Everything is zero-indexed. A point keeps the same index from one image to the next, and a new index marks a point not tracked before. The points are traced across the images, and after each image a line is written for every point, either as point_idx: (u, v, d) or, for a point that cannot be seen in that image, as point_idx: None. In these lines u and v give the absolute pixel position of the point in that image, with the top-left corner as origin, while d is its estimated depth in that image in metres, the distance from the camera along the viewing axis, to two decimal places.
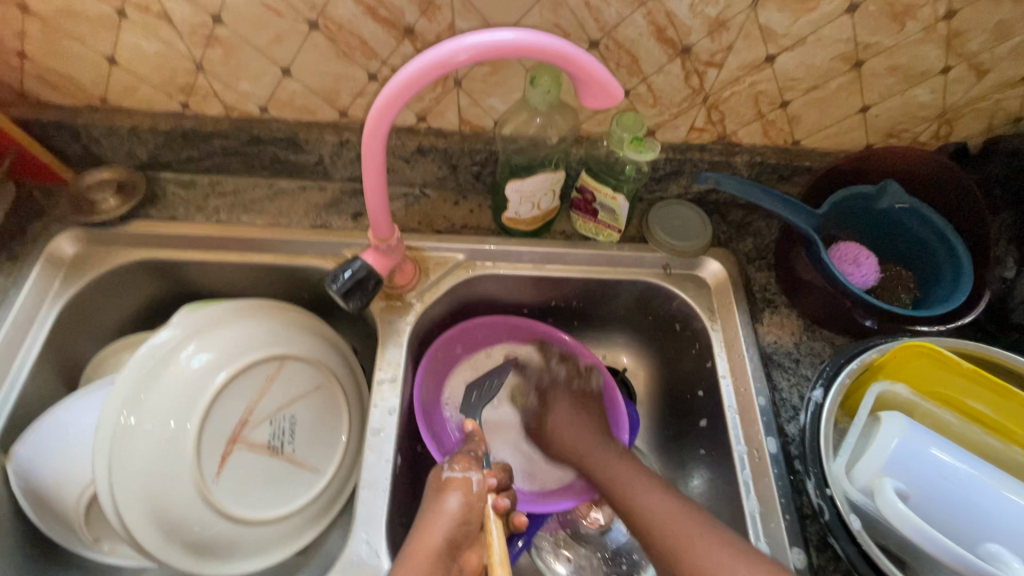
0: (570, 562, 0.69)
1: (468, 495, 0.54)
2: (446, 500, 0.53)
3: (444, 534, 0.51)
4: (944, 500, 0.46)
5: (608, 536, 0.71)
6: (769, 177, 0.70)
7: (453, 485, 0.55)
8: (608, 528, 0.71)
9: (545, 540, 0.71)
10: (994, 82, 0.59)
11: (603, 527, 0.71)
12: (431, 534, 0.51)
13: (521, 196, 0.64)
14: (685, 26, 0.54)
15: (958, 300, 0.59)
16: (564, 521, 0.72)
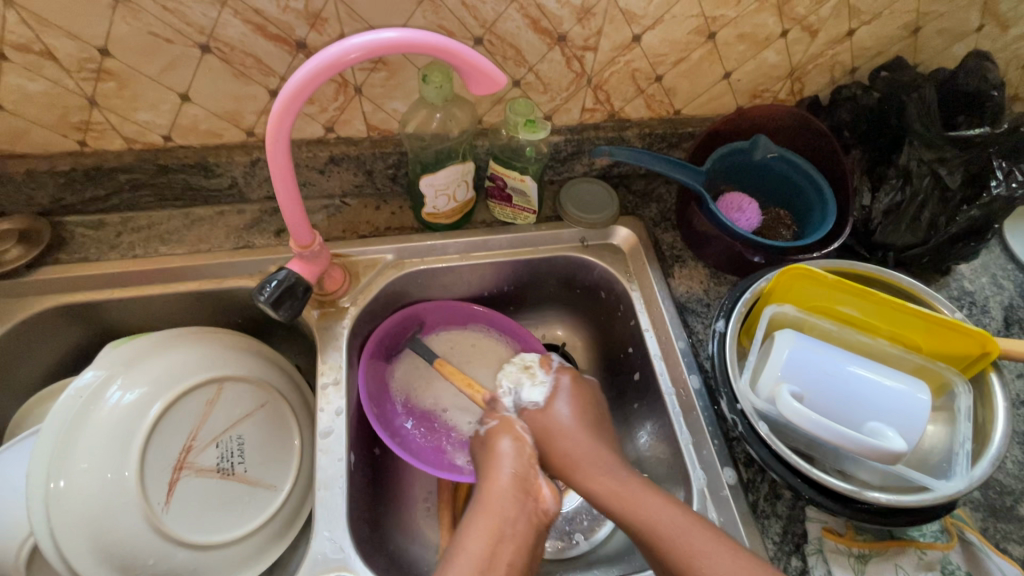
0: None
1: (518, 438, 0.60)
2: (498, 443, 0.60)
3: (508, 474, 0.57)
4: (858, 395, 0.52)
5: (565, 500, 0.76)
6: (660, 146, 0.78)
7: (501, 431, 0.61)
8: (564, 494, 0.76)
9: None
10: (825, 40, 0.69)
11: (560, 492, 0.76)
12: (494, 487, 0.55)
13: (436, 189, 0.68)
14: (556, 16, 0.59)
15: (826, 228, 0.67)
16: None
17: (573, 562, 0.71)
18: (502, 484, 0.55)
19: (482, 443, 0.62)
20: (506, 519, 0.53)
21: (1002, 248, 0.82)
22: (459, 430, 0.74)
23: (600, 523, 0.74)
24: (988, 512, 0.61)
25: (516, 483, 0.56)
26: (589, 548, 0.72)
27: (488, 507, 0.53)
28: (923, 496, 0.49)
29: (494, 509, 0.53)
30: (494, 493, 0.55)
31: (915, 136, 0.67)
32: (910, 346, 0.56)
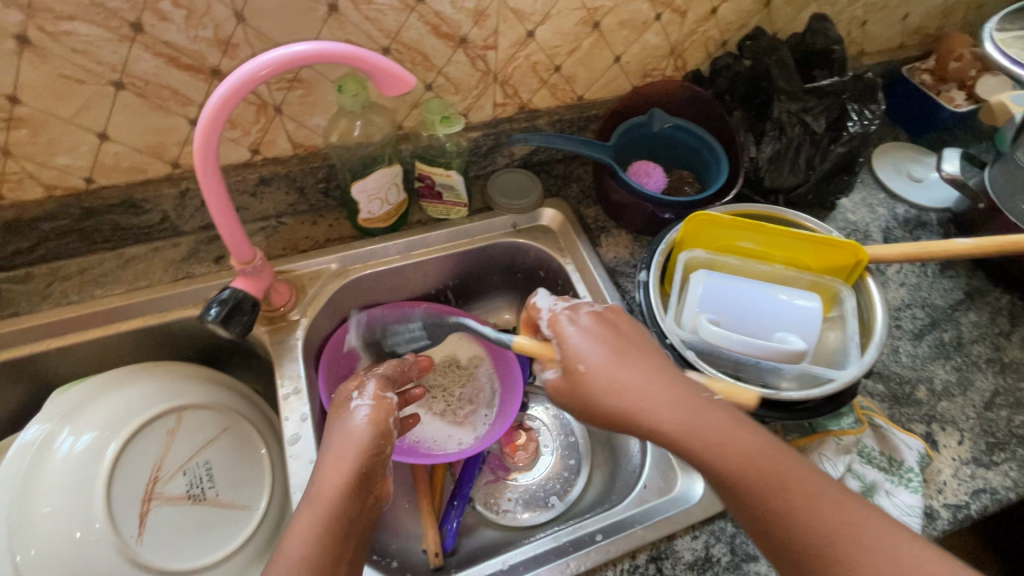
0: (514, 499, 0.78)
1: (380, 418, 0.57)
2: (350, 424, 0.56)
3: (356, 463, 0.53)
4: (767, 314, 0.60)
5: (538, 469, 0.81)
6: (570, 130, 0.85)
7: (360, 409, 0.57)
8: (537, 462, 0.81)
9: (487, 491, 0.78)
10: (695, 19, 0.78)
11: (532, 462, 0.81)
12: (331, 471, 0.52)
13: (368, 194, 0.72)
14: (454, 20, 0.65)
15: (721, 181, 0.77)
16: (497, 466, 0.80)
17: (551, 525, 0.75)
18: (352, 479, 0.52)
19: (342, 428, 0.56)
20: (348, 519, 0.50)
21: (873, 181, 0.95)
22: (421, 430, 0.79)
23: (573, 481, 0.79)
24: (892, 401, 0.71)
25: (364, 471, 0.53)
26: (565, 507, 0.77)
27: (324, 499, 0.50)
28: (829, 387, 0.57)
29: (334, 508, 0.50)
30: (329, 473, 0.52)
31: (781, 92, 0.77)
32: (802, 267, 0.65)
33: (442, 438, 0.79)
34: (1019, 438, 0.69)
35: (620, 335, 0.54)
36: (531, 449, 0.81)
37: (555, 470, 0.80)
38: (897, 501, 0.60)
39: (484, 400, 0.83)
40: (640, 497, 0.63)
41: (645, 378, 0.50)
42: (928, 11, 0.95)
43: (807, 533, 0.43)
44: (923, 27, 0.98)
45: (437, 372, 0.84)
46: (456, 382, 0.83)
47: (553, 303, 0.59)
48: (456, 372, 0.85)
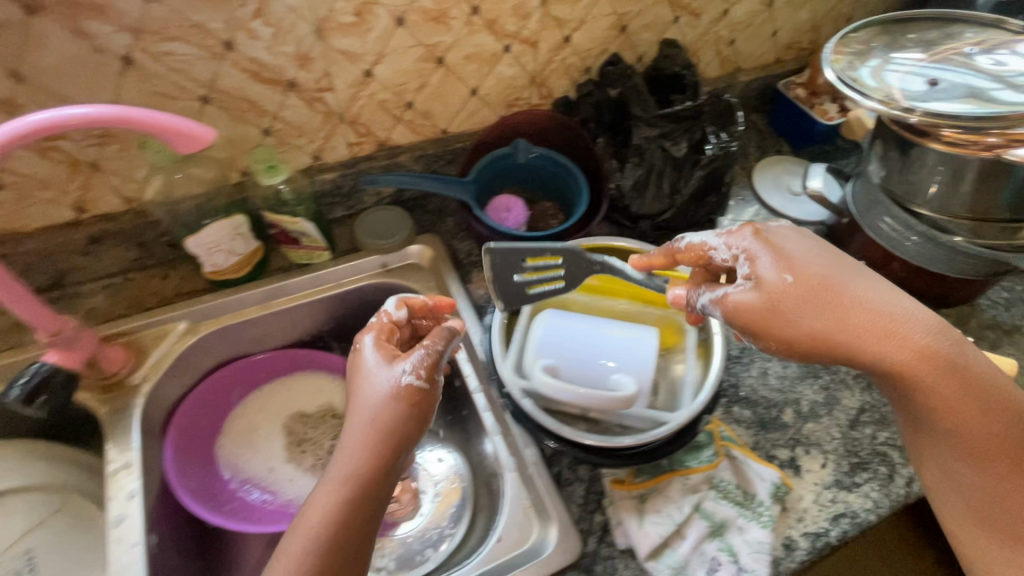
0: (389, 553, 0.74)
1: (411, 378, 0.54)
2: (377, 386, 0.54)
3: (377, 427, 0.52)
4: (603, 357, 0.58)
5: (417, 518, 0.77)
6: (438, 164, 0.83)
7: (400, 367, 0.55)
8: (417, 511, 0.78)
9: None
10: (549, 49, 0.77)
11: (412, 511, 0.78)
12: (354, 434, 0.53)
13: (207, 248, 0.69)
14: (274, 65, 0.62)
15: (581, 211, 0.76)
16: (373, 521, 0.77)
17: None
18: (372, 435, 0.52)
19: (374, 393, 0.54)
20: (378, 477, 0.52)
21: (754, 197, 0.96)
22: (288, 490, 0.75)
23: (455, 527, 0.76)
24: (758, 427, 0.70)
25: (379, 440, 0.52)
26: (446, 557, 0.73)
27: (347, 477, 0.51)
28: (664, 429, 0.56)
29: (335, 508, 0.50)
30: (370, 428, 0.52)
31: (638, 119, 0.77)
32: (648, 301, 0.65)
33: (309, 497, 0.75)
34: (881, 456, 0.69)
35: (788, 255, 0.54)
36: (409, 497, 0.78)
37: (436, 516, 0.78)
38: (749, 538, 0.58)
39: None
40: (489, 554, 0.61)
41: (856, 290, 0.52)
42: (797, 27, 0.96)
43: (1002, 495, 0.52)
44: (795, 42, 0.99)
45: (308, 424, 0.80)
46: (327, 434, 0.79)
47: (727, 240, 0.56)
48: (329, 423, 0.80)
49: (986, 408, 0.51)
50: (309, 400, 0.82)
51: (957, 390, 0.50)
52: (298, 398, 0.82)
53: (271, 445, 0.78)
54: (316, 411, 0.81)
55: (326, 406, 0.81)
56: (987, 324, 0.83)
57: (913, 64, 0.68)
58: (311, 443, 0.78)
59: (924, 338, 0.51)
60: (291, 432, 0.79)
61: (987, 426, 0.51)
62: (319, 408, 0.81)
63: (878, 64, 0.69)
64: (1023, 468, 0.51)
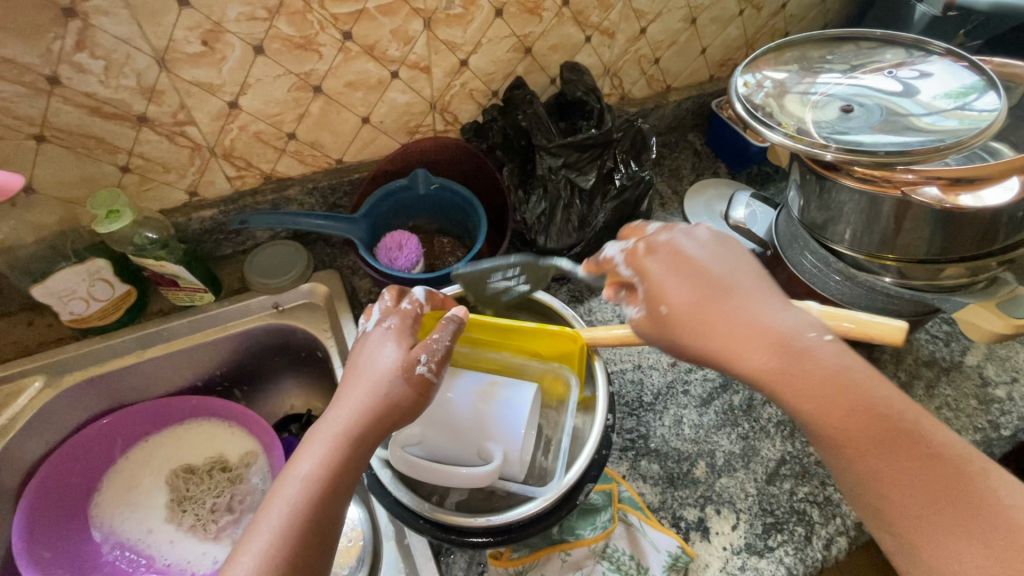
0: None
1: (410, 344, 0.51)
2: (380, 347, 0.51)
3: (366, 394, 0.48)
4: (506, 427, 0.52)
5: None
6: (336, 196, 0.78)
7: (391, 333, 0.52)
8: None
9: None
10: (444, 74, 0.72)
11: None
12: (351, 398, 0.48)
13: (60, 296, 0.63)
14: (115, 99, 0.57)
15: (478, 248, 0.70)
16: None
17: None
18: (359, 404, 0.47)
19: (376, 355, 0.50)
20: (359, 453, 0.46)
21: (685, 224, 0.90)
22: (160, 556, 0.67)
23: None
24: (666, 484, 0.65)
25: (368, 410, 0.47)
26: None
27: (338, 436, 0.45)
28: (533, 503, 0.50)
29: (345, 457, 0.45)
30: (346, 420, 0.46)
31: (542, 148, 0.71)
32: (532, 353, 0.59)
33: (185, 565, 0.67)
34: (799, 515, 0.63)
35: (684, 263, 0.46)
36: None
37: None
38: None
39: (246, 509, 0.71)
40: None
41: (737, 305, 0.43)
42: (728, 43, 0.91)
43: (903, 502, 0.36)
44: (728, 59, 0.94)
45: (193, 481, 0.72)
46: (211, 491, 0.71)
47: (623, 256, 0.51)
48: (217, 478, 0.72)
49: (850, 403, 0.38)
50: (199, 450, 0.75)
51: (812, 398, 0.38)
52: (187, 450, 0.74)
53: (147, 503, 0.71)
54: (205, 464, 0.73)
55: (216, 458, 0.74)
56: (925, 361, 0.77)
57: (794, 86, 0.64)
58: (193, 501, 0.71)
59: (772, 342, 0.40)
60: (174, 490, 0.72)
61: (848, 423, 0.37)
62: (208, 460, 0.74)
63: (759, 83, 0.64)
64: (911, 458, 0.36)
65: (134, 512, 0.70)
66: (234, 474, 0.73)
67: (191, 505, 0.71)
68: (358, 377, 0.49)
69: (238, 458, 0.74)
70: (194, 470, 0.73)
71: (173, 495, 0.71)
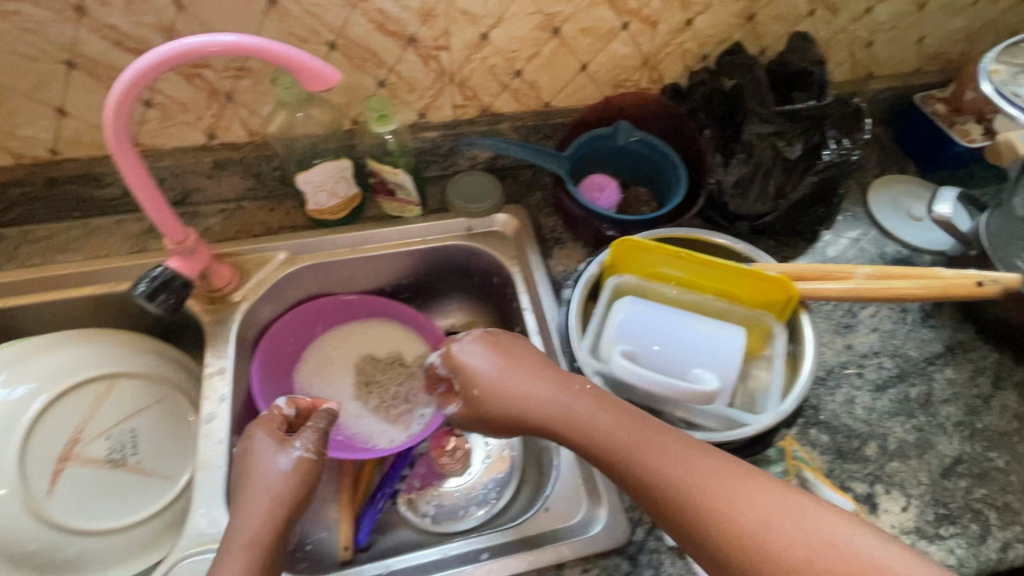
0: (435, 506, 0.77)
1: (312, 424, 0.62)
2: (267, 426, 0.61)
3: (266, 465, 0.57)
4: (676, 349, 0.56)
5: (465, 476, 0.80)
6: (535, 137, 0.84)
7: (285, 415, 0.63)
8: (466, 470, 0.80)
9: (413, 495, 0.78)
10: (667, 31, 0.75)
11: (461, 470, 0.80)
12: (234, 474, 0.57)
13: (314, 186, 0.73)
14: (400, 19, 0.64)
15: (677, 202, 0.73)
16: (426, 476, 0.80)
17: (469, 534, 0.75)
18: (255, 483, 0.56)
19: (266, 435, 0.60)
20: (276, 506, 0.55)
21: (866, 215, 0.88)
22: (351, 425, 0.79)
23: (503, 489, 0.79)
24: (834, 454, 0.66)
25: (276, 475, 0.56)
26: (488, 518, 0.76)
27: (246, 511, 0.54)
28: (743, 430, 0.53)
29: (261, 512, 0.54)
30: (249, 527, 0.52)
31: (752, 113, 0.73)
32: (734, 299, 0.61)
33: (369, 436, 0.79)
34: (974, 513, 0.63)
35: (506, 358, 0.58)
36: (460, 455, 0.80)
37: (486, 476, 0.80)
38: None
39: (419, 402, 0.82)
40: (534, 523, 0.61)
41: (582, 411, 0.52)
42: (947, 35, 0.87)
43: None
44: (943, 52, 0.90)
45: (377, 368, 0.83)
46: (394, 380, 0.82)
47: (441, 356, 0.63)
48: (397, 370, 0.83)
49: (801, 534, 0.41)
50: (380, 344, 0.85)
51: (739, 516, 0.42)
52: (369, 343, 0.85)
53: (337, 381, 0.82)
54: (385, 357, 0.84)
55: (396, 354, 0.85)
56: None
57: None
58: (378, 386, 0.82)
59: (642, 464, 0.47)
60: (361, 373, 0.83)
61: (790, 550, 0.40)
62: (389, 355, 0.84)
63: (1008, 72, 0.65)
64: None
65: (326, 386, 0.81)
66: (411, 370, 0.83)
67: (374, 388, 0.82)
68: (246, 483, 0.56)
69: (414, 356, 0.85)
70: (376, 360, 0.84)
71: (359, 379, 0.82)
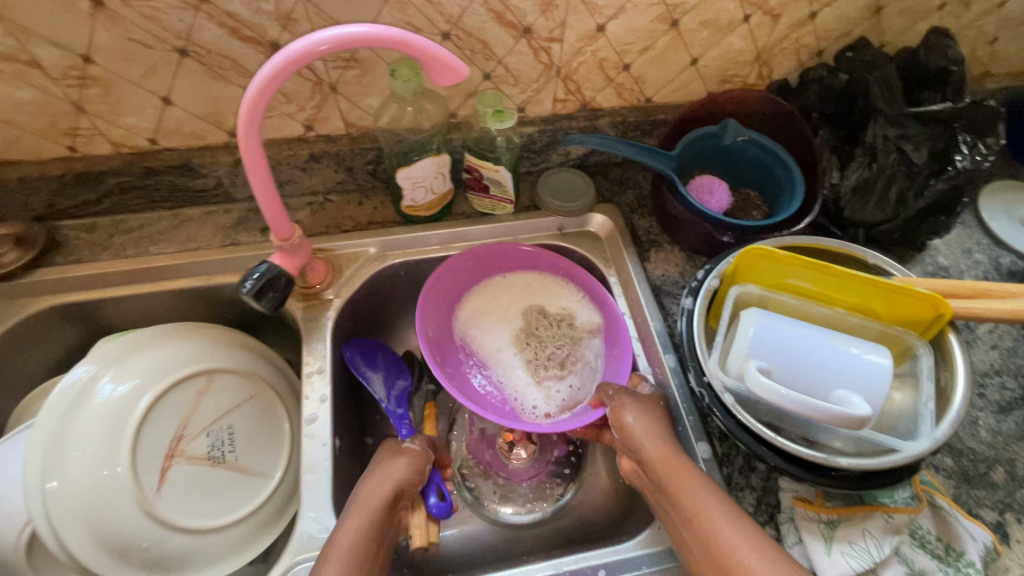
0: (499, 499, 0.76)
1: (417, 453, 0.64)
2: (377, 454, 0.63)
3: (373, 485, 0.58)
4: (820, 368, 0.53)
5: (529, 467, 0.78)
6: (633, 133, 0.80)
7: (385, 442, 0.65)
8: (529, 461, 0.78)
9: (480, 489, 0.76)
10: (788, 24, 0.70)
11: (526, 461, 0.78)
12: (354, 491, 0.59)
13: (413, 182, 0.70)
14: (520, 9, 0.61)
15: (794, 207, 0.70)
16: (492, 468, 0.78)
17: (543, 536, 0.73)
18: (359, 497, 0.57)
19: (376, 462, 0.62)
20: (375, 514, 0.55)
21: (977, 224, 0.83)
22: (511, 381, 0.70)
23: (567, 486, 0.76)
24: (961, 480, 0.63)
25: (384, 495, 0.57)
26: (551, 515, 0.74)
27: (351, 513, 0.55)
28: (892, 459, 0.51)
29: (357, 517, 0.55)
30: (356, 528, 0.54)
31: (879, 113, 0.69)
32: (869, 314, 0.58)
33: (514, 395, 0.69)
34: None
35: (652, 421, 0.59)
36: (529, 449, 0.78)
37: (550, 471, 0.78)
38: None
39: (578, 372, 0.70)
40: (649, 539, 0.60)
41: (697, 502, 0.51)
42: None
43: None
44: None
45: (542, 321, 0.73)
46: (557, 340, 0.71)
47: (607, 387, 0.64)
48: (565, 329, 0.72)
49: None
50: (546, 298, 0.75)
51: None
52: (543, 293, 0.76)
53: (500, 329, 0.73)
54: (555, 312, 0.74)
55: (566, 312, 0.73)
56: None
57: None
58: (538, 340, 0.72)
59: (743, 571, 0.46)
60: (526, 322, 0.73)
61: None
62: (558, 310, 0.74)
63: None
64: None
65: (485, 334, 0.73)
66: (577, 336, 0.72)
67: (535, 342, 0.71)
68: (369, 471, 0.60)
69: (585, 320, 0.73)
70: (543, 315, 0.73)
71: (521, 334, 0.73)
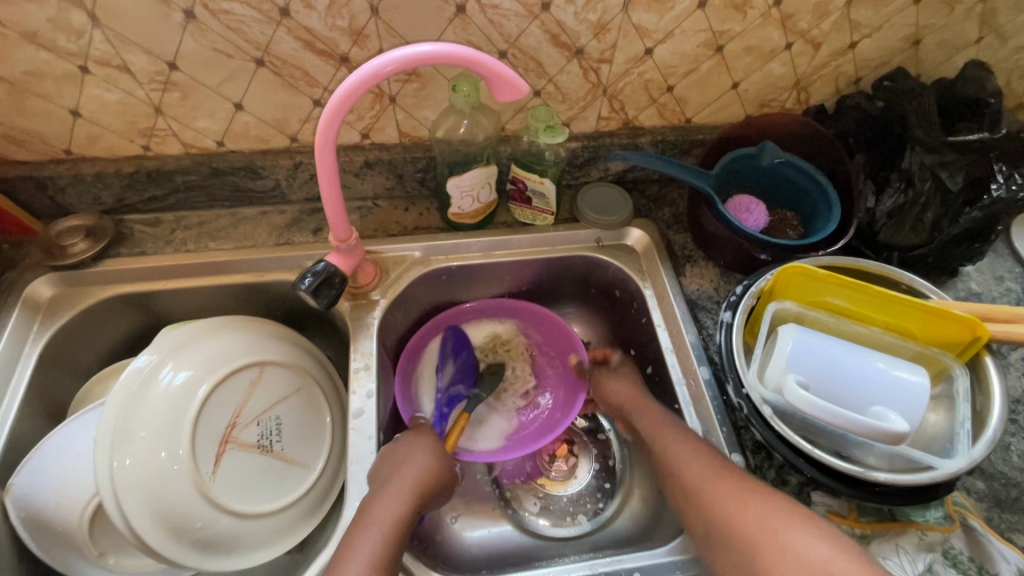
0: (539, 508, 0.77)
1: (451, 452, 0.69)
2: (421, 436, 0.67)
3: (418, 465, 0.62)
4: (856, 383, 0.55)
5: (571, 481, 0.80)
6: (672, 152, 0.83)
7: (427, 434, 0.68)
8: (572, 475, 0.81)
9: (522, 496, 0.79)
10: (829, 52, 0.73)
11: (568, 474, 0.81)
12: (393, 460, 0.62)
13: (462, 191, 0.73)
14: (574, 31, 0.65)
15: (830, 228, 0.72)
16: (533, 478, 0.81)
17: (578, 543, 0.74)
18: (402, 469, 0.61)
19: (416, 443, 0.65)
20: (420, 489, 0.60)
21: (1010, 252, 0.85)
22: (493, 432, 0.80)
23: (607, 500, 0.78)
24: (992, 503, 0.63)
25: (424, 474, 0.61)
26: (590, 527, 0.75)
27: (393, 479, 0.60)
28: (928, 474, 0.52)
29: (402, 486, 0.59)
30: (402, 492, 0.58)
31: (917, 142, 0.71)
32: (905, 334, 0.60)
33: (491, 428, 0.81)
34: None
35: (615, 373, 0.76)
36: (569, 461, 0.82)
37: (590, 485, 0.80)
38: None
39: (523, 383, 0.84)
40: (682, 546, 0.62)
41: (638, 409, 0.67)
42: None
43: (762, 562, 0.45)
44: None
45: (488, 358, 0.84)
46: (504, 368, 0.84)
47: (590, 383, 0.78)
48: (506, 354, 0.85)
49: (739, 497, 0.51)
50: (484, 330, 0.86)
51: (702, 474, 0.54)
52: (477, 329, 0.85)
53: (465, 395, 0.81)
54: (487, 341, 0.85)
55: (494, 337, 0.85)
56: None
57: None
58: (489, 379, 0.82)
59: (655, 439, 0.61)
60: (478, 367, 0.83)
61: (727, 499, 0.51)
62: (490, 339, 0.85)
63: None
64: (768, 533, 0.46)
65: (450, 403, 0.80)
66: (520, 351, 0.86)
67: (485, 374, 0.83)
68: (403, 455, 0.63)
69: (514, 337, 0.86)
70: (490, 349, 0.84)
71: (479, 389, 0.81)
